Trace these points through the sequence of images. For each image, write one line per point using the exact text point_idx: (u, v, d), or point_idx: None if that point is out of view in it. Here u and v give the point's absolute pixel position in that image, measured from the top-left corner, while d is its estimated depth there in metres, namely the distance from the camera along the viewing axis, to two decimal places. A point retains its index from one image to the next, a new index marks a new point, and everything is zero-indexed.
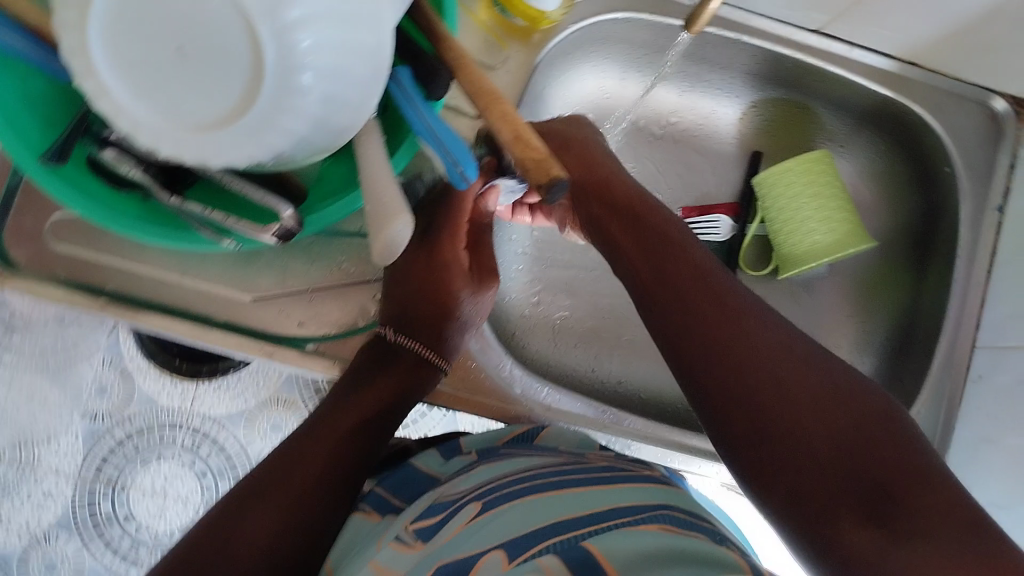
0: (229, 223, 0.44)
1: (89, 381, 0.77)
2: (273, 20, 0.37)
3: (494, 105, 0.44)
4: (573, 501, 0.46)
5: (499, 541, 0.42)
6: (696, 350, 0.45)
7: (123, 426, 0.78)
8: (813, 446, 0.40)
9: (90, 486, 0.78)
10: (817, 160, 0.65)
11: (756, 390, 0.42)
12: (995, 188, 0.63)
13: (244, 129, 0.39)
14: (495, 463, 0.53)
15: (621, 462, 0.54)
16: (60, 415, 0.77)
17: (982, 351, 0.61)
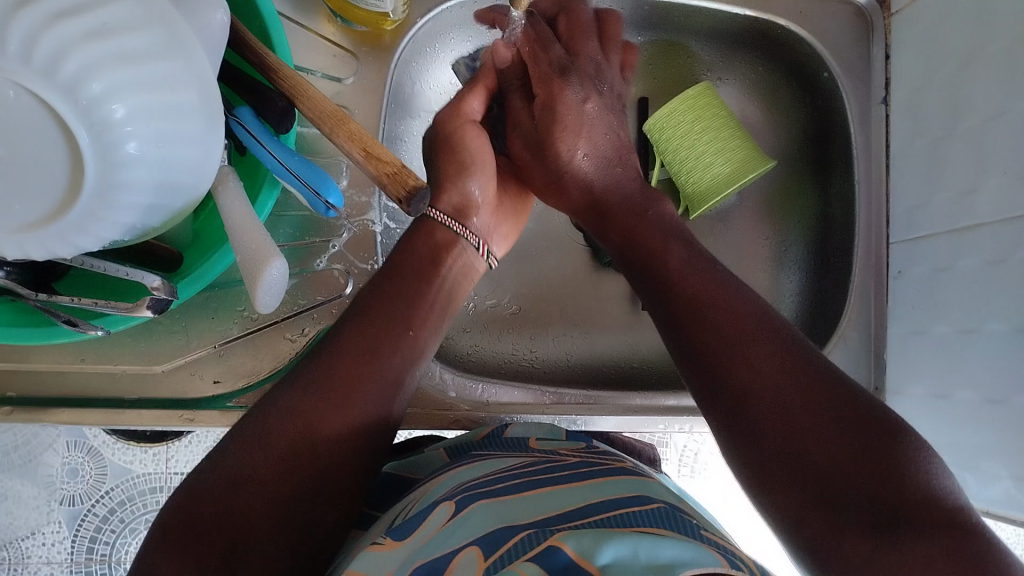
0: (99, 306, 0.43)
1: (59, 467, 0.82)
2: (75, 99, 0.36)
3: (340, 125, 0.43)
4: (542, 502, 0.44)
5: (473, 538, 0.40)
6: (711, 346, 0.45)
7: (101, 503, 0.82)
8: (816, 439, 0.39)
9: (86, 568, 0.83)
10: (699, 95, 0.65)
11: (770, 387, 0.41)
12: (876, 82, 0.63)
13: (80, 211, 0.38)
14: (474, 465, 0.51)
15: (590, 455, 0.52)
16: (39, 508, 0.82)
17: (898, 247, 0.61)
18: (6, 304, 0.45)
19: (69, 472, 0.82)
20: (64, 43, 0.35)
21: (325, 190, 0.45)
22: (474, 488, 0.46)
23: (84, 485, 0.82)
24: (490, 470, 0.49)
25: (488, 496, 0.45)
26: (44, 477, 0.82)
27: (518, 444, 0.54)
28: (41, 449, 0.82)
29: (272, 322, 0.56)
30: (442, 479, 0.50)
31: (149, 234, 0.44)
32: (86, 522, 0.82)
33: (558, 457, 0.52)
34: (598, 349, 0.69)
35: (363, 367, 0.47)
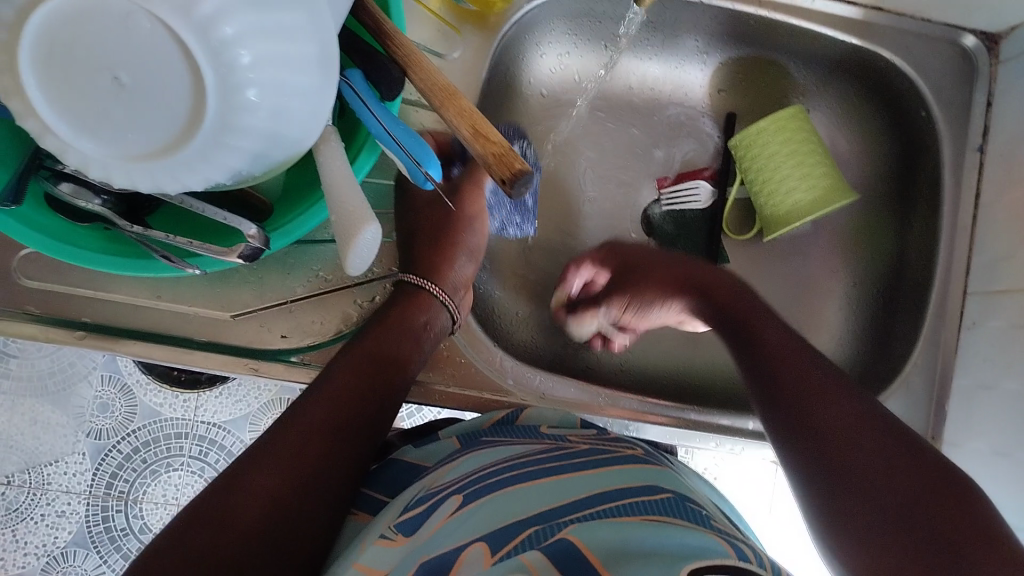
0: (195, 246, 0.44)
1: (91, 400, 0.83)
2: (208, 40, 0.36)
3: (450, 100, 0.43)
4: (546, 489, 0.44)
5: (477, 534, 0.41)
6: (790, 390, 0.48)
7: (128, 440, 0.83)
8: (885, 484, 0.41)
9: (103, 502, 0.83)
10: (790, 117, 0.65)
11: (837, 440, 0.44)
12: (974, 128, 0.62)
13: (193, 150, 0.39)
14: (484, 452, 0.51)
15: (600, 441, 0.53)
16: (66, 437, 0.83)
17: (973, 297, 0.60)
18: (102, 233, 0.47)
19: (99, 407, 0.83)
20: None
21: (427, 162, 0.45)
22: (483, 479, 0.46)
23: (114, 420, 0.83)
24: (501, 458, 0.49)
25: (498, 487, 0.45)
26: (75, 407, 0.83)
27: (530, 431, 0.55)
28: (75, 380, 0.83)
29: (343, 284, 0.56)
30: (453, 465, 0.51)
31: (248, 182, 0.45)
32: (109, 457, 0.83)
33: (567, 444, 0.52)
34: (651, 356, 0.69)
35: (332, 395, 0.49)
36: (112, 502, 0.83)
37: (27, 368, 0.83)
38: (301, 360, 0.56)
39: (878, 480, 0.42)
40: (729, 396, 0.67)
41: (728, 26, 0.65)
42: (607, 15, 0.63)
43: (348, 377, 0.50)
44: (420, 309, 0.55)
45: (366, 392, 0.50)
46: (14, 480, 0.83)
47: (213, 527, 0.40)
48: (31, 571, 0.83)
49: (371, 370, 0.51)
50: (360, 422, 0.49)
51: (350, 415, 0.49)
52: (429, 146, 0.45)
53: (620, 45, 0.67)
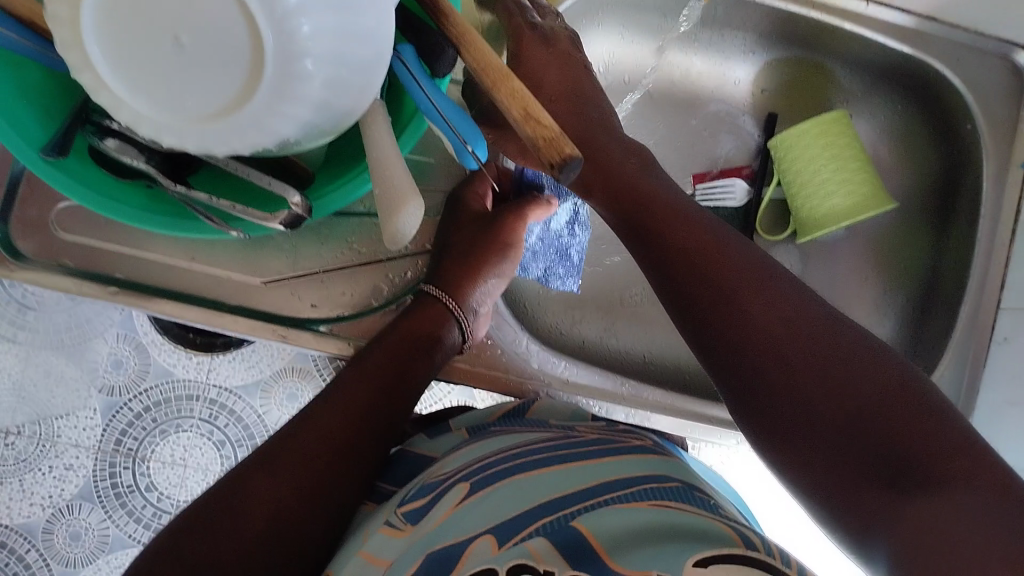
0: (236, 210, 0.44)
1: (105, 357, 0.83)
2: (271, 7, 0.36)
3: (502, 82, 0.43)
4: (554, 479, 0.44)
5: (487, 525, 0.40)
6: (705, 305, 0.44)
7: (139, 399, 0.83)
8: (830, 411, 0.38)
9: (111, 458, 0.83)
10: (834, 122, 0.64)
11: (759, 352, 0.41)
12: (1018, 145, 0.61)
13: (247, 118, 0.39)
14: (491, 441, 0.52)
15: (610, 432, 0.53)
16: (79, 392, 0.83)
17: (1006, 314, 0.60)
18: (143, 191, 0.46)
19: (112, 364, 0.83)
20: None
21: (474, 142, 0.45)
22: (488, 469, 0.47)
23: (126, 378, 0.83)
24: (509, 445, 0.50)
25: (503, 478, 0.45)
26: (88, 363, 0.83)
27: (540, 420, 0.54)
28: (91, 335, 0.83)
29: (373, 259, 0.56)
30: (457, 454, 0.51)
31: (293, 149, 0.44)
32: (120, 414, 0.84)
33: (576, 433, 0.52)
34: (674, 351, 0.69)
35: (347, 398, 0.50)
36: (120, 458, 0.84)
37: (42, 321, 0.83)
38: (329, 330, 0.56)
39: (822, 406, 0.39)
40: None
41: (777, 25, 0.64)
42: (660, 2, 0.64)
43: (361, 381, 0.51)
44: (433, 324, 0.55)
45: (380, 396, 0.51)
46: (23, 431, 0.84)
47: (221, 521, 0.43)
48: (34, 522, 0.83)
49: (388, 375, 0.52)
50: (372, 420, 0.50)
51: (365, 419, 0.50)
52: (478, 126, 0.45)
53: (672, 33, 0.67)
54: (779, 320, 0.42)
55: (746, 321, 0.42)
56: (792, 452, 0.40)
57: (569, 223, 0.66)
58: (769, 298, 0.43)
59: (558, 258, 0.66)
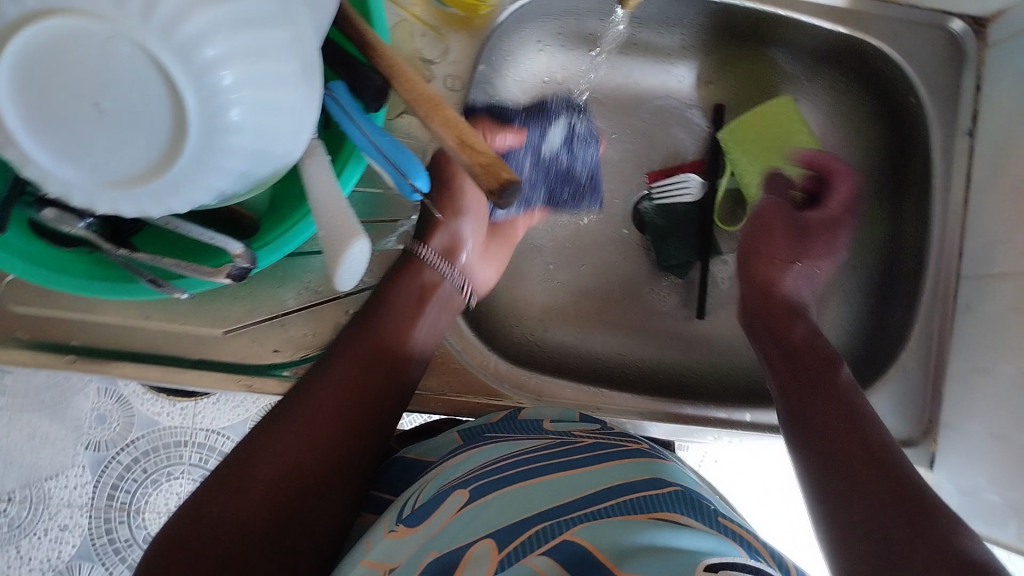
0: (181, 268, 0.44)
1: (88, 412, 0.82)
2: (190, 62, 0.35)
3: (435, 111, 0.43)
4: (552, 484, 0.44)
5: (487, 531, 0.41)
6: (817, 458, 0.48)
7: (127, 451, 0.83)
8: (900, 556, 0.41)
9: (105, 514, 0.82)
10: (776, 108, 0.66)
11: (852, 510, 0.44)
12: (963, 113, 0.61)
13: (178, 174, 0.38)
14: (489, 447, 0.51)
15: (606, 437, 0.53)
16: (65, 450, 0.82)
17: (967, 281, 0.60)
18: (87, 258, 0.46)
19: (96, 418, 0.83)
20: (184, 6, 0.34)
21: (413, 172, 0.44)
22: (490, 474, 0.46)
23: (110, 432, 0.83)
24: (505, 452, 0.50)
25: (507, 483, 0.45)
26: (72, 420, 0.82)
27: (534, 427, 0.54)
28: (72, 392, 0.83)
29: (334, 297, 0.56)
30: (459, 460, 0.51)
31: (235, 200, 0.44)
32: (110, 468, 0.83)
33: (572, 438, 0.52)
34: (646, 351, 0.69)
35: (337, 384, 0.50)
36: (114, 514, 0.83)
37: (22, 384, 0.82)
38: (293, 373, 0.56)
39: (898, 552, 0.41)
40: (727, 386, 0.67)
41: (713, 19, 0.64)
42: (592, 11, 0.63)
43: (354, 362, 0.51)
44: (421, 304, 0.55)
45: (372, 381, 0.51)
46: (15, 496, 0.83)
47: (222, 519, 0.43)
48: None
49: (380, 361, 0.52)
50: (366, 420, 0.51)
51: (357, 410, 0.50)
52: (416, 158, 0.45)
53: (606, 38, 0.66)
54: (859, 464, 0.46)
55: (860, 485, 0.45)
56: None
57: (567, 142, 0.63)
58: (865, 478, 0.46)
59: (563, 181, 0.65)
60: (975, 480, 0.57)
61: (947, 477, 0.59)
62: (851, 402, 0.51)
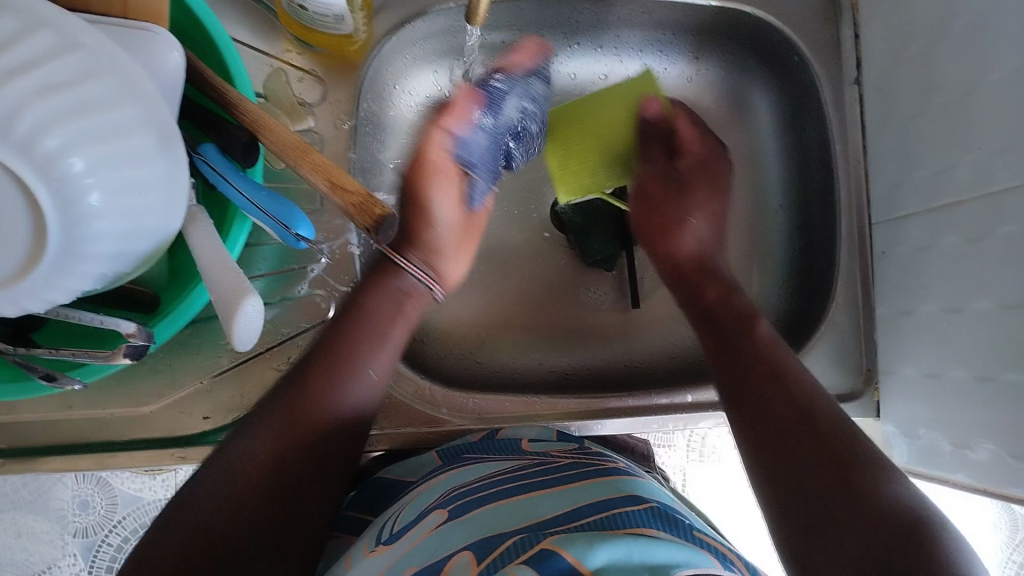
0: (78, 357, 0.43)
1: (68, 500, 0.73)
2: (31, 157, 0.34)
3: (303, 157, 0.43)
4: (530, 501, 0.43)
5: (465, 544, 0.39)
6: (751, 407, 0.50)
7: (115, 534, 0.74)
8: (831, 497, 0.42)
9: None
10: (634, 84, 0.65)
11: (788, 452, 0.46)
12: (847, 63, 0.63)
13: (50, 268, 0.37)
14: (464, 469, 0.50)
15: (584, 455, 0.52)
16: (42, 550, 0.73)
17: (880, 227, 0.61)
18: None
19: (80, 505, 0.73)
20: (16, 100, 0.34)
21: (293, 222, 0.44)
22: (467, 495, 0.45)
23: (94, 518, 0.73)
24: (486, 475, 0.48)
25: (485, 500, 0.43)
26: (56, 511, 0.73)
27: (510, 447, 0.54)
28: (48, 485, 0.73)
29: (255, 353, 0.55)
30: (432, 484, 0.50)
31: (124, 280, 0.43)
32: (100, 553, 0.74)
33: (551, 458, 0.51)
34: (588, 350, 0.69)
35: (352, 371, 0.50)
36: None
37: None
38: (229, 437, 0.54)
39: (828, 495, 0.42)
40: (670, 372, 0.67)
41: (591, 14, 0.65)
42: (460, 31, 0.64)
43: (358, 354, 0.50)
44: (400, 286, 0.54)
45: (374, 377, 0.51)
46: None
47: (216, 532, 0.42)
48: None
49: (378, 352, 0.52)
50: (345, 432, 0.49)
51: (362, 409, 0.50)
52: (295, 208, 0.44)
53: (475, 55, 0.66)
54: (782, 407, 0.48)
55: (784, 425, 0.47)
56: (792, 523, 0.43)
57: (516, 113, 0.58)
58: (788, 417, 0.47)
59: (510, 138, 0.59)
60: (918, 423, 0.57)
61: (894, 424, 0.60)
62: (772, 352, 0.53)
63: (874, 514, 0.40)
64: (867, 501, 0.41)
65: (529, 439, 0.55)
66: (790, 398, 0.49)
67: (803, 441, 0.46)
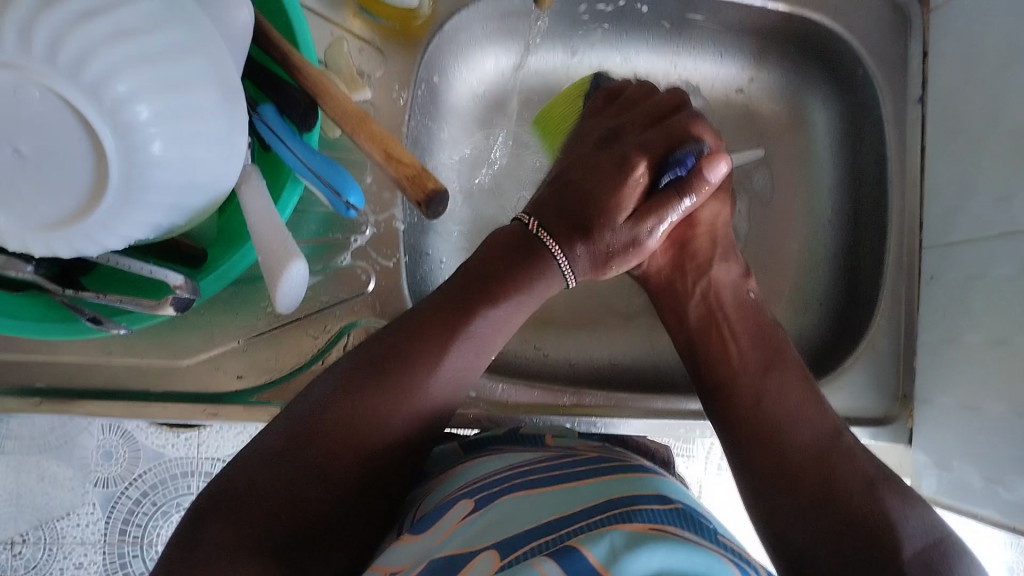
0: (124, 301, 0.44)
1: (94, 449, 0.74)
2: (98, 101, 0.34)
3: (361, 125, 0.43)
4: (554, 495, 0.42)
5: (494, 536, 0.38)
6: (733, 394, 0.52)
7: (135, 486, 0.75)
8: (816, 508, 0.45)
9: (118, 550, 0.76)
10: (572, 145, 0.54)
11: (771, 445, 0.49)
12: (913, 81, 0.62)
13: (107, 211, 0.38)
14: (491, 458, 0.50)
15: (613, 451, 0.51)
16: (73, 489, 0.75)
17: (930, 252, 0.60)
18: (34, 299, 0.46)
19: (103, 455, 0.75)
20: (88, 43, 0.34)
21: (346, 190, 0.44)
22: (496, 485, 0.45)
23: (119, 468, 0.75)
24: (508, 466, 0.48)
25: (510, 492, 0.43)
26: (79, 459, 0.74)
27: (536, 441, 0.54)
28: (76, 430, 0.74)
29: (292, 319, 0.55)
30: (462, 470, 0.50)
31: (176, 233, 0.44)
32: (119, 503, 0.75)
33: (576, 452, 0.51)
34: (617, 348, 0.69)
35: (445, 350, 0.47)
36: (127, 548, 0.77)
37: (25, 426, 0.74)
38: (260, 399, 0.55)
39: (807, 501, 0.46)
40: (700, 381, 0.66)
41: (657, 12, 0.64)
42: (519, 15, 0.64)
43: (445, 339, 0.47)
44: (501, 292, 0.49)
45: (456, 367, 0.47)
46: (29, 538, 0.75)
47: (229, 497, 0.41)
48: None
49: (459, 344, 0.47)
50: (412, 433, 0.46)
51: (413, 427, 0.46)
52: (348, 174, 0.45)
53: (532, 41, 0.66)
54: (772, 394, 0.51)
55: (765, 413, 0.50)
56: (775, 508, 0.47)
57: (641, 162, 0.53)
58: (784, 406, 0.50)
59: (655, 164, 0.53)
60: (951, 456, 0.56)
61: (924, 452, 0.59)
62: (763, 332, 0.55)
63: (844, 493, 0.45)
64: (870, 528, 0.43)
65: (552, 432, 0.55)
66: (773, 389, 0.51)
67: (788, 467, 0.47)
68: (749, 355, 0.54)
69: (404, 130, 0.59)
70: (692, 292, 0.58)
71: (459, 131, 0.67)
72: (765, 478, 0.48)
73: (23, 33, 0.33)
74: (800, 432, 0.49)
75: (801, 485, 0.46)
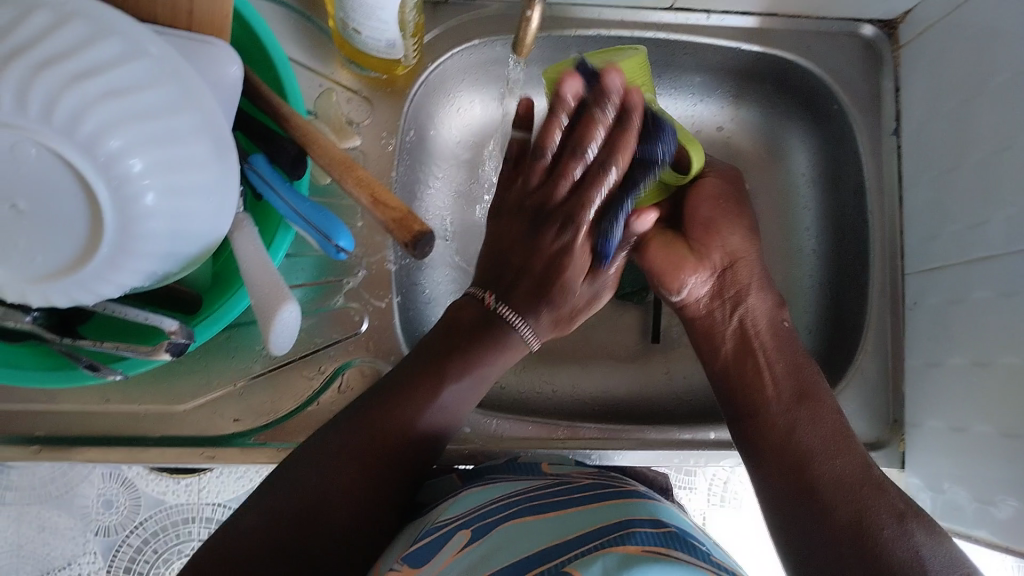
0: (121, 348, 0.45)
1: (94, 498, 0.74)
2: (94, 156, 0.36)
3: (349, 172, 0.45)
4: (548, 523, 0.43)
5: (493, 567, 0.38)
6: (762, 419, 0.52)
7: (136, 533, 0.74)
8: (844, 533, 0.45)
9: None
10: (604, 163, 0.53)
11: (798, 471, 0.49)
12: (887, 113, 0.64)
13: (103, 261, 0.39)
14: (488, 487, 0.51)
15: (605, 478, 0.52)
16: (74, 539, 0.74)
17: (912, 278, 0.61)
18: (35, 349, 0.47)
19: (104, 503, 0.74)
20: (83, 102, 0.35)
21: (336, 234, 0.46)
22: (491, 515, 0.45)
23: (119, 516, 0.74)
24: (501, 494, 0.49)
25: (505, 521, 0.43)
26: (79, 508, 0.74)
27: (532, 469, 0.54)
28: (76, 479, 0.74)
29: (288, 361, 0.56)
30: (459, 499, 0.50)
31: (171, 279, 0.45)
32: (122, 551, 0.74)
33: (570, 478, 0.52)
34: (611, 380, 0.70)
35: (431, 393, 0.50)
36: None
37: (25, 476, 0.74)
38: (258, 440, 0.55)
39: (832, 528, 0.45)
40: (691, 412, 0.67)
41: None
42: (497, 65, 0.65)
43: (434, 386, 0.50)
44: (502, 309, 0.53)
45: (450, 405, 0.51)
46: None
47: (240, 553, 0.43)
48: None
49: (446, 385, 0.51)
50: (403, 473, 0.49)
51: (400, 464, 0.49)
52: (338, 219, 0.46)
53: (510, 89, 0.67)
54: (804, 419, 0.51)
55: (796, 438, 0.50)
56: (798, 533, 0.47)
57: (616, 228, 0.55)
58: (813, 430, 0.50)
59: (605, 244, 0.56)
60: (942, 477, 0.57)
61: (917, 475, 0.59)
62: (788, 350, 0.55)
63: (867, 524, 0.45)
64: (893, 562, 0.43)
65: (549, 461, 0.56)
66: (806, 414, 0.51)
67: (820, 495, 0.47)
68: (784, 385, 0.53)
69: (392, 179, 0.61)
70: (729, 322, 0.57)
71: (445, 175, 0.68)
72: (792, 503, 0.48)
73: (20, 93, 0.34)
74: (829, 455, 0.49)
75: (826, 523, 0.46)
